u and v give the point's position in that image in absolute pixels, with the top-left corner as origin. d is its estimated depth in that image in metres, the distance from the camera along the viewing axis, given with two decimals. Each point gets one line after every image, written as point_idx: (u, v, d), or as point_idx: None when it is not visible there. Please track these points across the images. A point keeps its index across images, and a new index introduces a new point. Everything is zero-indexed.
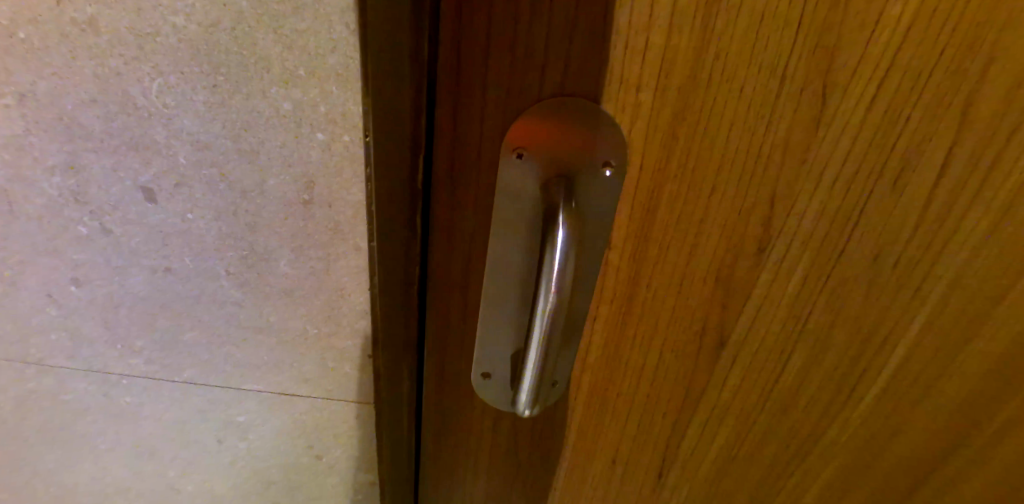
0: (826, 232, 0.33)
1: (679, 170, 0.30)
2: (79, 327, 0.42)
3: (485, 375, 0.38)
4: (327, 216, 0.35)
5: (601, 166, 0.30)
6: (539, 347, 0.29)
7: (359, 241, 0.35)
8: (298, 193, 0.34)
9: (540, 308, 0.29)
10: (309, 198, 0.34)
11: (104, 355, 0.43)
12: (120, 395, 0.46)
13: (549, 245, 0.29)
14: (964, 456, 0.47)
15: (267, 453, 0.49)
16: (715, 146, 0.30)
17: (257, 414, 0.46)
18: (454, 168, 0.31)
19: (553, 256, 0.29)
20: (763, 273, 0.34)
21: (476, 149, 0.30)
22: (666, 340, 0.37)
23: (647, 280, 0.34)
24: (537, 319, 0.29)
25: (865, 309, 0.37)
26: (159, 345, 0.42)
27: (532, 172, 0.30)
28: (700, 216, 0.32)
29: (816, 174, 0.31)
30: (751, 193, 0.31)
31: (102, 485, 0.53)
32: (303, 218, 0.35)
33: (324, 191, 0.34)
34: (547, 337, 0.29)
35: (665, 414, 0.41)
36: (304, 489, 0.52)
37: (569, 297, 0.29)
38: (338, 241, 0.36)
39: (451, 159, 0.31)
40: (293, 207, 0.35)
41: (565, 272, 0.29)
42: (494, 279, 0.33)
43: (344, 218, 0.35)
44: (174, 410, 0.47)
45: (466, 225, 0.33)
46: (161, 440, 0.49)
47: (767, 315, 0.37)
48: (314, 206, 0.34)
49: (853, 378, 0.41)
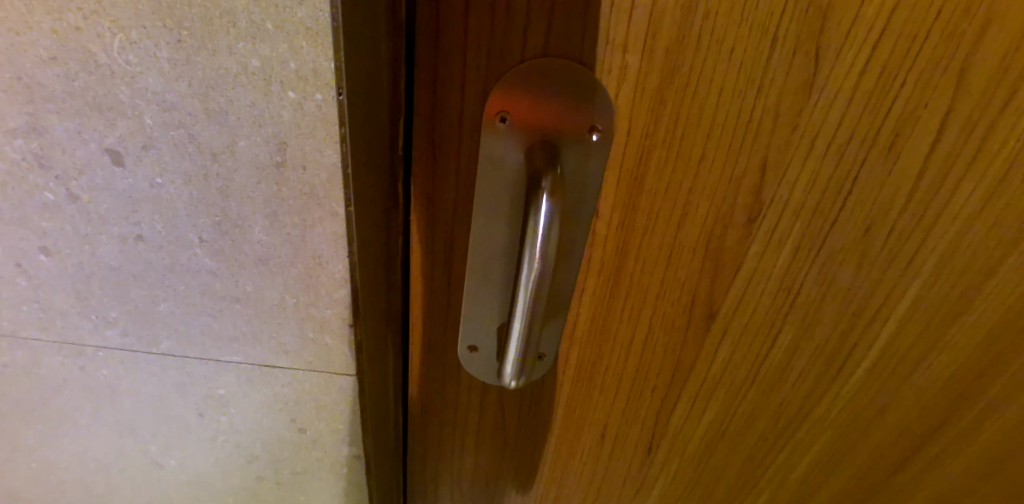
0: (817, 201, 0.33)
1: (668, 136, 0.29)
2: (50, 299, 0.41)
3: (470, 348, 0.37)
4: (300, 180, 0.34)
5: (587, 132, 0.29)
6: (524, 316, 0.29)
7: (335, 207, 0.35)
8: (271, 155, 0.33)
9: (523, 277, 0.28)
10: (282, 160, 0.33)
11: (78, 327, 0.43)
12: (96, 368, 0.45)
13: (533, 212, 0.28)
14: (952, 431, 0.47)
15: (249, 428, 0.49)
16: (704, 111, 0.29)
17: (238, 388, 0.46)
18: (435, 134, 0.30)
19: (538, 223, 0.28)
20: (752, 245, 0.34)
21: (457, 113, 0.29)
22: (654, 313, 0.36)
23: (635, 251, 0.33)
24: (521, 288, 0.28)
25: (856, 282, 0.37)
26: (133, 316, 0.42)
27: (516, 137, 0.29)
28: (689, 184, 0.31)
29: (808, 141, 0.30)
30: (740, 161, 0.30)
31: (83, 460, 0.53)
32: (277, 182, 0.34)
33: (297, 153, 0.33)
34: (531, 308, 0.28)
35: (654, 388, 0.41)
36: (289, 464, 0.52)
37: (554, 265, 0.28)
38: (314, 206, 0.35)
39: (432, 124, 0.30)
40: (265, 171, 0.34)
41: (550, 240, 0.28)
42: (478, 250, 0.33)
43: (319, 182, 0.34)
44: (153, 384, 0.46)
45: (447, 193, 0.32)
46: (141, 414, 0.49)
47: (756, 287, 0.36)
48: (287, 169, 0.34)
49: (843, 352, 0.41)
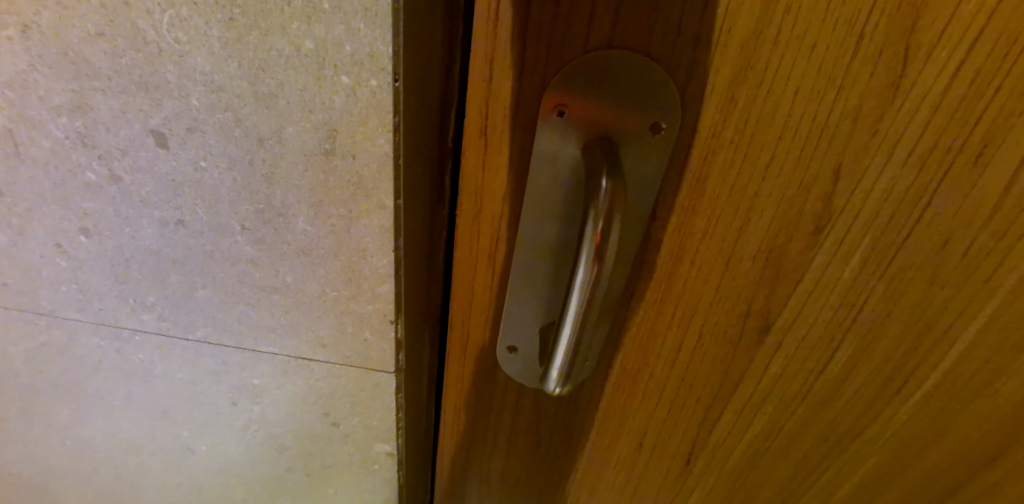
0: (891, 213, 0.30)
1: (735, 138, 0.27)
2: (89, 280, 0.41)
3: (510, 351, 0.36)
4: (348, 169, 0.33)
5: (651, 129, 0.27)
6: (574, 322, 0.27)
7: (384, 199, 0.34)
8: (319, 142, 0.32)
9: (579, 281, 0.27)
10: (331, 148, 0.32)
11: (115, 310, 0.43)
12: (132, 351, 0.45)
13: (591, 212, 0.26)
14: (1014, 461, 0.44)
15: (281, 418, 0.48)
16: (778, 111, 0.27)
17: (271, 378, 0.45)
18: (489, 125, 0.28)
19: (595, 224, 0.26)
20: (816, 256, 0.32)
21: (512, 104, 0.28)
22: (705, 324, 0.34)
23: (691, 257, 0.31)
24: (574, 292, 0.27)
25: (924, 300, 0.35)
26: (171, 301, 0.41)
27: (574, 132, 0.28)
28: (754, 189, 0.29)
29: (886, 149, 0.28)
30: (812, 166, 0.28)
31: (116, 441, 0.53)
32: (324, 171, 0.33)
33: (347, 142, 0.32)
34: (586, 312, 0.27)
35: (699, 401, 0.39)
36: (318, 455, 0.51)
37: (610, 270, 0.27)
38: (362, 198, 0.34)
39: (486, 115, 0.28)
40: (313, 158, 0.33)
41: (609, 242, 0.26)
42: (527, 249, 0.31)
43: (367, 172, 0.33)
44: (187, 369, 0.46)
45: (497, 188, 0.30)
46: (174, 397, 0.49)
47: (817, 301, 0.34)
48: (335, 157, 0.33)
49: (903, 373, 0.38)
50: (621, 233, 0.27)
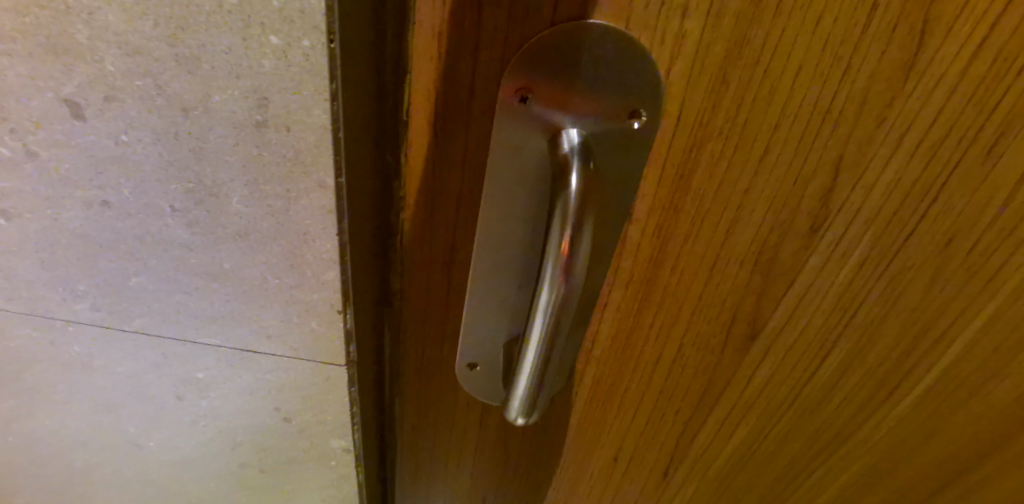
0: (894, 210, 0.27)
1: (725, 128, 0.24)
2: (14, 266, 0.36)
3: (470, 366, 0.32)
4: (285, 143, 0.29)
5: (628, 118, 0.24)
6: (538, 347, 0.24)
7: (323, 178, 0.30)
8: (251, 113, 0.28)
9: (542, 302, 0.23)
10: (264, 120, 0.28)
11: (45, 299, 0.38)
12: (68, 343, 0.41)
13: (557, 221, 0.23)
14: (999, 461, 0.42)
15: (231, 412, 0.45)
16: (776, 98, 0.23)
17: (217, 371, 0.41)
18: (440, 112, 0.24)
19: (562, 236, 0.23)
20: (810, 258, 0.29)
21: (468, 87, 0.23)
22: (686, 330, 0.32)
23: (671, 260, 0.28)
24: (538, 314, 0.24)
25: (924, 303, 0.32)
26: (105, 289, 0.37)
27: (538, 121, 0.24)
28: (745, 186, 0.25)
29: (893, 139, 0.25)
30: (810, 159, 0.25)
31: (54, 437, 0.49)
32: (258, 145, 0.29)
33: (281, 112, 0.28)
34: (551, 336, 0.24)
35: (679, 408, 0.37)
36: (275, 450, 0.48)
37: (579, 288, 0.23)
38: (300, 176, 0.30)
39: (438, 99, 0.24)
40: (245, 131, 0.29)
41: (578, 258, 0.23)
42: (487, 255, 0.28)
43: (306, 146, 0.29)
44: (128, 361, 0.42)
45: (452, 183, 0.26)
46: (115, 393, 0.44)
47: (809, 304, 0.31)
48: (269, 130, 0.29)
49: (895, 378, 0.36)
50: (591, 244, 0.23)
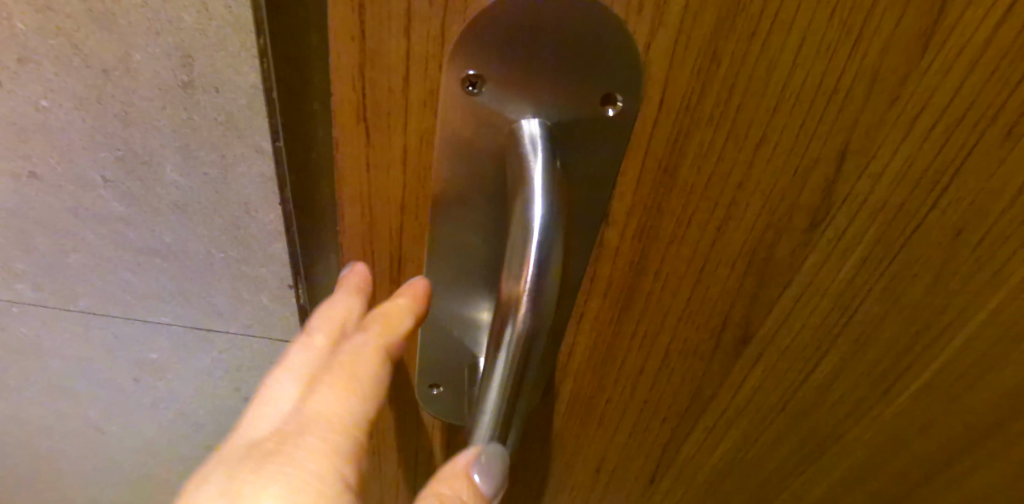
0: (902, 199, 0.24)
1: (716, 113, 0.20)
2: None
3: (432, 388, 0.29)
4: (215, 106, 0.28)
5: (601, 103, 0.19)
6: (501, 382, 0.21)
7: (259, 141, 0.29)
8: (176, 74, 0.26)
9: (507, 345, 0.20)
10: (191, 81, 0.27)
11: None
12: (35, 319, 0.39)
13: (521, 239, 0.19)
14: (1001, 461, 0.39)
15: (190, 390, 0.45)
16: (773, 74, 0.19)
17: (169, 351, 0.42)
18: (367, 105, 0.19)
19: (527, 257, 0.19)
20: (808, 256, 0.25)
21: (401, 73, 0.18)
22: (673, 340, 0.28)
23: (655, 267, 0.24)
24: (502, 358, 0.20)
25: (928, 298, 0.29)
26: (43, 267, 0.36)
27: (494, 112, 0.19)
28: (738, 178, 0.22)
29: (906, 119, 0.21)
30: (812, 144, 0.21)
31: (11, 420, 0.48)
32: (187, 108, 0.28)
33: (207, 71, 0.26)
34: (518, 379, 0.21)
35: (664, 420, 0.33)
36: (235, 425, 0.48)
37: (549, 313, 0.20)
38: (235, 139, 0.29)
39: (362, 88, 0.18)
40: (172, 93, 0.27)
41: (546, 292, 0.19)
42: (440, 270, 0.24)
43: (238, 108, 0.28)
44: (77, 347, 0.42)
45: (391, 190, 0.21)
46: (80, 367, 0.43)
47: (806, 304, 0.28)
48: (197, 91, 0.27)
49: (893, 374, 0.33)
50: (562, 266, 0.20)
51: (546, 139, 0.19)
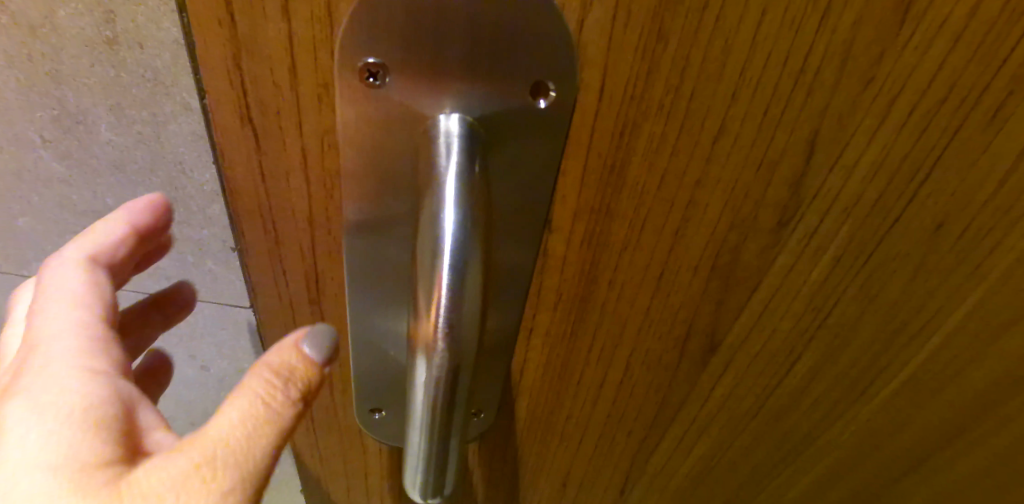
0: (877, 192, 0.21)
1: (666, 104, 0.17)
2: None
3: (375, 411, 0.25)
4: (101, 70, 0.24)
5: (531, 94, 0.17)
6: (423, 423, 0.17)
7: (187, 96, 0.25)
8: (6, 18, 0.23)
9: (423, 394, 0.16)
10: (41, 31, 0.23)
11: None
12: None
13: (429, 253, 0.15)
14: (980, 458, 0.38)
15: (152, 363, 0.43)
16: (730, 55, 0.17)
17: None
18: (252, 105, 0.16)
19: (434, 274, 0.15)
20: (778, 256, 0.23)
21: (285, 66, 0.15)
22: (634, 351, 0.25)
23: (609, 275, 0.22)
24: (420, 406, 0.16)
25: (906, 294, 0.26)
26: None
27: (402, 106, 0.16)
28: (697, 177, 0.19)
29: (881, 105, 0.19)
30: (778, 136, 0.19)
31: None
32: (56, 81, 0.25)
33: (70, 29, 0.23)
34: (442, 429, 0.17)
35: (630, 433, 0.30)
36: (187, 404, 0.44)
37: (466, 345, 0.15)
38: (162, 97, 0.25)
39: (243, 85, 0.15)
40: (33, 56, 0.24)
41: (465, 333, 0.15)
42: (360, 292, 0.20)
43: (162, 64, 0.24)
44: None
45: (296, 202, 0.18)
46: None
47: (777, 307, 0.25)
48: (35, 42, 0.23)
49: (870, 375, 0.31)
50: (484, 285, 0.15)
51: (462, 141, 0.16)
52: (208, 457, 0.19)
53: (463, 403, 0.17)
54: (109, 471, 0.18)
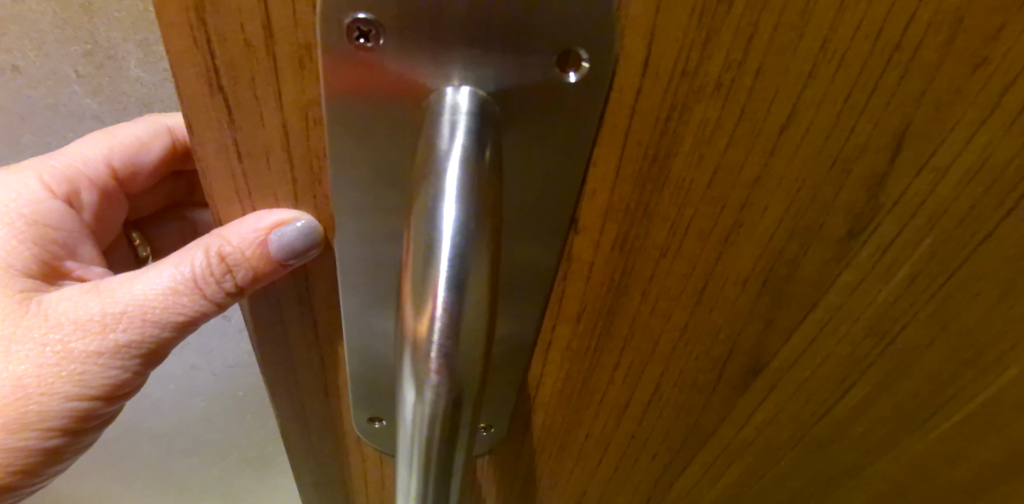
0: (971, 201, 0.18)
1: (724, 84, 0.14)
2: None
3: (373, 421, 0.21)
4: None
5: (558, 65, 0.14)
6: (414, 471, 0.13)
7: None
8: None
9: (412, 432, 0.13)
10: None
11: None
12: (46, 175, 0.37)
13: (420, 252, 0.12)
14: None
15: None
16: (809, 22, 0.13)
17: None
18: (220, 71, 0.13)
19: (428, 278, 0.12)
20: (841, 270, 0.19)
21: (256, 21, 0.12)
22: (666, 371, 0.22)
23: (642, 285, 0.18)
24: (409, 453, 0.13)
25: (986, 319, 0.23)
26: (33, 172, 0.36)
27: (400, 76, 0.13)
28: (754, 174, 0.16)
29: (992, 96, 0.15)
30: (856, 128, 0.16)
31: None
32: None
33: None
34: (439, 483, 0.13)
35: (654, 455, 0.27)
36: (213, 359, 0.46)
37: (467, 370, 0.12)
38: None
39: (209, 45, 0.13)
40: None
41: (463, 356, 0.12)
42: (353, 294, 0.17)
43: None
44: None
45: (278, 190, 0.15)
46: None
47: (834, 327, 0.22)
48: None
49: (931, 407, 0.27)
50: (493, 297, 0.12)
51: (467, 118, 0.13)
52: (113, 312, 0.22)
53: (465, 444, 0.13)
54: (27, 288, 0.23)
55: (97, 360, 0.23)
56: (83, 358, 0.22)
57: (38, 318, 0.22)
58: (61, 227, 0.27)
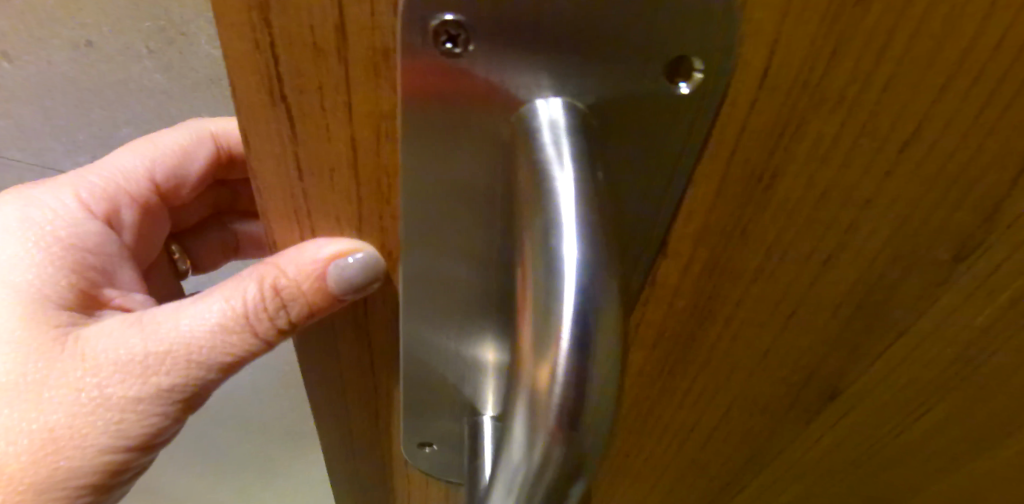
0: None
1: (848, 96, 0.12)
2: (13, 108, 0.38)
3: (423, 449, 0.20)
4: None
5: (668, 75, 0.12)
6: None
7: None
8: None
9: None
10: None
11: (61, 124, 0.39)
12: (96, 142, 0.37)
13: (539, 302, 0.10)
14: None
15: None
16: (955, 28, 0.12)
17: None
18: (284, 80, 0.12)
19: (553, 336, 0.10)
20: (939, 295, 0.18)
21: (330, 22, 0.11)
22: (739, 397, 0.20)
23: (727, 311, 0.17)
24: None
25: None
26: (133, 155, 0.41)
27: (491, 86, 0.11)
28: (866, 195, 0.14)
29: None
30: (987, 147, 0.14)
31: None
32: None
33: None
34: None
35: (712, 479, 0.26)
36: None
37: (592, 442, 0.10)
38: None
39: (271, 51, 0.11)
40: None
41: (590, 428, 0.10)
42: (418, 322, 0.16)
43: None
44: None
45: (341, 208, 0.14)
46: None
47: (922, 355, 0.20)
48: None
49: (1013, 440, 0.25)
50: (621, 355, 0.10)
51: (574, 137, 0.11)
52: (155, 352, 0.21)
53: None
54: (65, 323, 0.22)
55: (135, 406, 0.21)
56: (122, 402, 0.21)
57: (76, 357, 0.21)
58: (100, 251, 0.26)
